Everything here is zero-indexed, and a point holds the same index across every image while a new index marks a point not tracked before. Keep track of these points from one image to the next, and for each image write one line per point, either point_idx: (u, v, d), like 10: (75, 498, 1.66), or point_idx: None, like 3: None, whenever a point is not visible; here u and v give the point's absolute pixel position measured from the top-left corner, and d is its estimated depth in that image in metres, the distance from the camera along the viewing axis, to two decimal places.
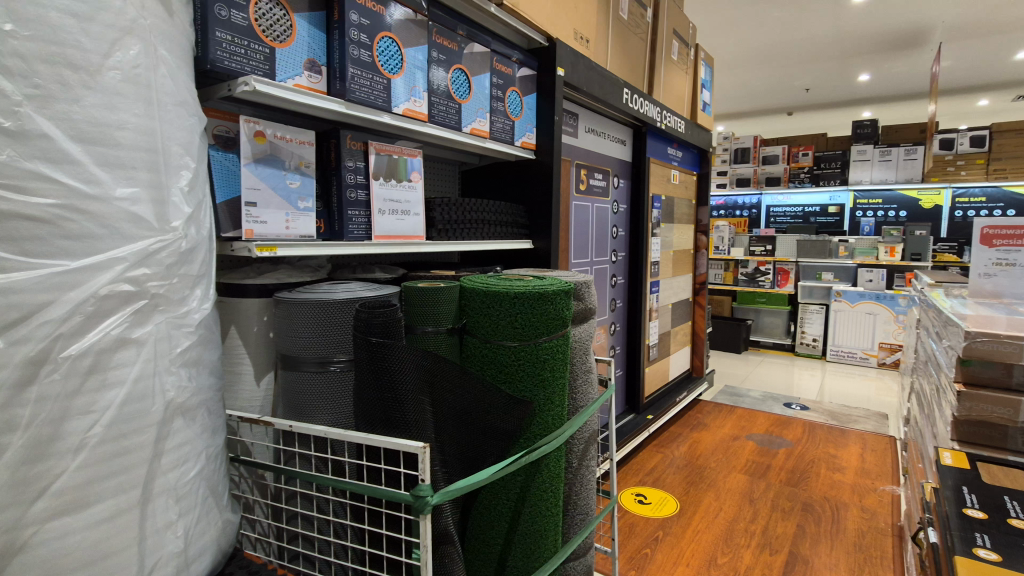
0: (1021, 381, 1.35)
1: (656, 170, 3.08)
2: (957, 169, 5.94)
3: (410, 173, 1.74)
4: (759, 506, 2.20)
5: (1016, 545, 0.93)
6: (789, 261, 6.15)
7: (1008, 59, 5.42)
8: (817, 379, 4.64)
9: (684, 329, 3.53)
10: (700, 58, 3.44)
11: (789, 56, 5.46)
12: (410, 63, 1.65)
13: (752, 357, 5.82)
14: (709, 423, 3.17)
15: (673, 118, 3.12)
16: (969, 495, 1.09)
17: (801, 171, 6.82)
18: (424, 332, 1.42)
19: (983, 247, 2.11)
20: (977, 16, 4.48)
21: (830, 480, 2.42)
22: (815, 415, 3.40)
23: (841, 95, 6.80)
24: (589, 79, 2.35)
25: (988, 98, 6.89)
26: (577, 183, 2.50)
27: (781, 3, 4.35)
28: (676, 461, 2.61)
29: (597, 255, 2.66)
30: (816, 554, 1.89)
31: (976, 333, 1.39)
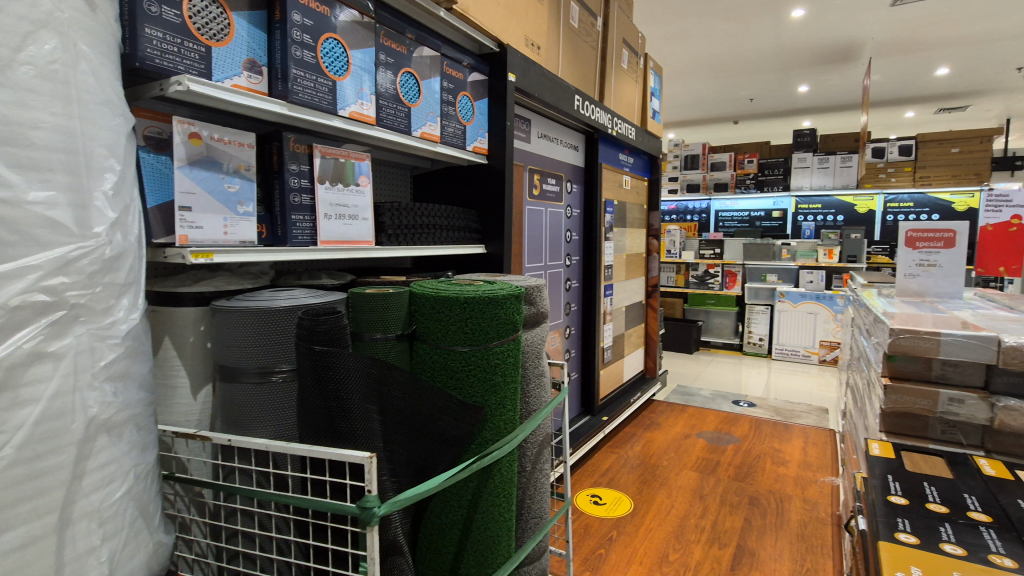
0: (940, 373, 1.45)
1: (608, 175, 3.14)
2: (888, 176, 6.30)
3: (358, 177, 1.70)
4: (708, 501, 2.27)
5: (934, 528, 0.98)
6: (736, 263, 6.38)
7: (931, 74, 5.83)
8: (763, 376, 4.83)
9: (638, 330, 3.61)
10: (649, 67, 3.54)
11: (734, 67, 5.70)
12: (356, 66, 1.63)
13: (703, 357, 6.02)
14: (662, 422, 3.25)
15: (624, 124, 3.19)
16: (894, 482, 1.15)
17: (747, 178, 7.10)
18: (373, 338, 1.39)
19: (908, 250, 2.26)
20: (901, 34, 4.79)
21: (774, 474, 2.52)
22: (762, 412, 3.54)
23: (782, 105, 7.14)
24: (540, 85, 2.38)
25: (914, 111, 7.39)
26: (530, 188, 2.52)
27: (724, 17, 4.53)
28: (630, 461, 2.66)
29: (551, 259, 2.69)
30: (762, 546, 1.95)
31: (899, 330, 1.48)
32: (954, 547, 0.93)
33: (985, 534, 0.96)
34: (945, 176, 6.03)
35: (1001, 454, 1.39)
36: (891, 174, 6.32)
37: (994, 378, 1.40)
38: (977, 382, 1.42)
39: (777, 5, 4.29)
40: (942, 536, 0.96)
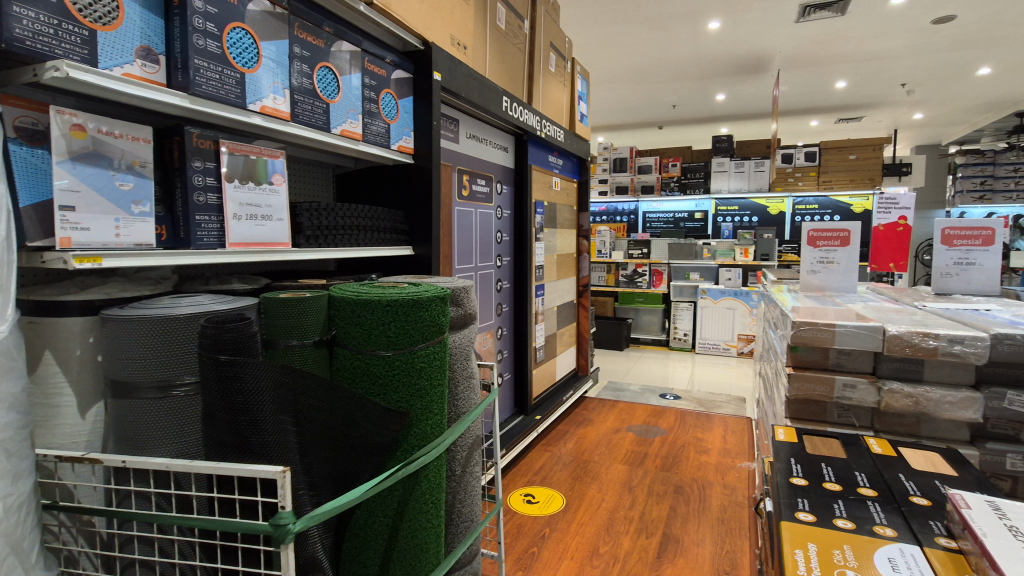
0: (836, 361, 1.57)
1: (538, 177, 3.17)
2: (796, 180, 6.73)
3: (271, 175, 1.61)
4: (636, 492, 2.34)
5: (829, 505, 1.06)
6: (662, 262, 6.65)
7: (831, 86, 6.34)
8: (687, 369, 5.08)
9: (570, 329, 3.68)
10: (577, 72, 3.62)
11: (657, 74, 5.94)
12: (267, 58, 1.54)
13: (633, 353, 6.23)
14: (593, 418, 3.32)
15: (552, 127, 3.24)
16: (796, 465, 1.23)
17: (672, 181, 7.43)
18: (288, 346, 1.32)
19: (810, 247, 2.45)
20: (805, 48, 5.17)
21: (697, 462, 2.65)
22: (686, 404, 3.70)
23: (702, 112, 7.52)
24: (467, 84, 2.36)
25: (817, 120, 8.02)
26: (459, 189, 2.49)
27: (647, 26, 4.71)
28: (563, 458, 2.70)
29: (481, 260, 2.67)
30: (686, 532, 2.04)
31: (800, 323, 1.59)
32: (844, 522, 1.00)
33: (871, 508, 1.04)
34: (844, 180, 6.56)
35: (888, 434, 1.52)
36: (798, 178, 6.75)
37: (881, 364, 1.53)
38: (867, 367, 1.55)
39: (694, 17, 4.52)
40: (835, 512, 1.03)
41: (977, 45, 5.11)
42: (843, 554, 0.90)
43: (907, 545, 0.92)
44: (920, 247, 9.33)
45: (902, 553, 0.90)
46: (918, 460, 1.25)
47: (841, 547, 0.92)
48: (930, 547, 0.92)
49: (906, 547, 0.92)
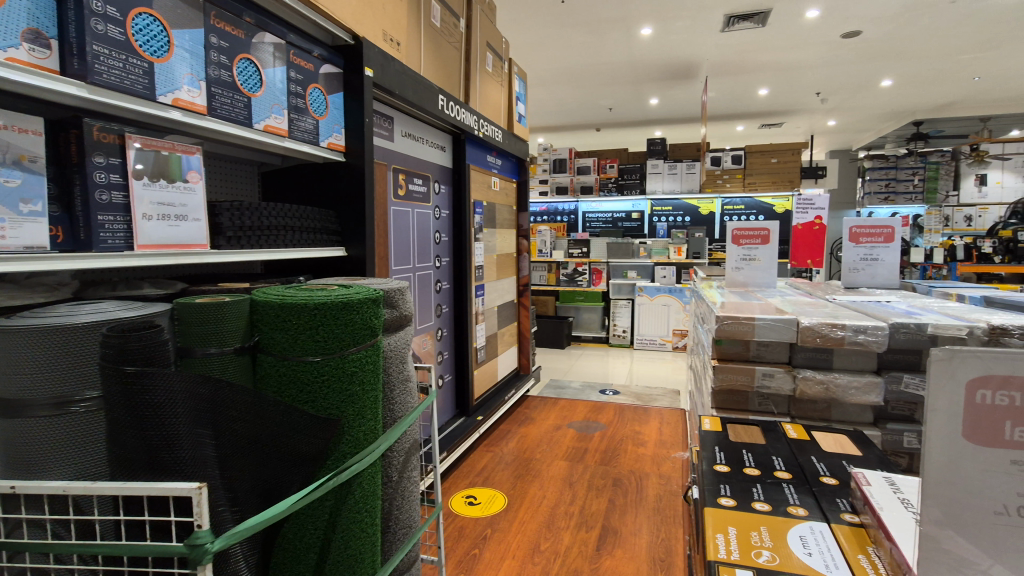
0: (756, 352, 1.67)
1: (476, 176, 3.16)
2: (724, 182, 7.08)
3: (187, 172, 1.51)
4: (577, 487, 2.38)
5: (747, 489, 1.11)
6: (601, 261, 6.81)
7: (754, 93, 6.72)
8: (626, 365, 5.22)
9: (511, 329, 3.69)
10: (514, 72, 3.63)
11: (594, 77, 6.08)
12: (180, 48, 1.44)
13: (574, 351, 6.34)
14: (535, 416, 3.35)
15: (490, 126, 3.23)
16: (719, 452, 1.29)
17: (609, 182, 7.63)
18: (205, 354, 1.23)
19: (734, 245, 2.59)
20: (730, 56, 5.44)
21: (635, 454, 2.73)
22: (624, 398, 3.81)
23: (637, 115, 7.77)
24: (401, 81, 2.31)
25: (743, 125, 8.48)
26: (395, 188, 2.44)
27: (582, 29, 4.80)
28: (505, 457, 2.70)
29: (419, 261, 2.63)
30: (623, 523, 2.10)
31: (723, 317, 1.66)
32: (762, 504, 1.06)
33: (786, 490, 1.11)
34: (767, 183, 6.96)
35: (802, 419, 1.63)
36: (726, 180, 7.11)
37: (796, 354, 1.64)
38: (784, 358, 1.65)
39: (627, 22, 4.66)
40: (754, 496, 1.09)
41: (880, 58, 5.57)
42: (761, 536, 0.95)
43: (817, 523, 0.99)
44: (834, 244, 10.07)
45: (812, 530, 0.96)
46: (828, 443, 1.34)
47: (758, 529, 0.97)
48: (836, 523, 0.98)
49: (817, 525, 0.98)
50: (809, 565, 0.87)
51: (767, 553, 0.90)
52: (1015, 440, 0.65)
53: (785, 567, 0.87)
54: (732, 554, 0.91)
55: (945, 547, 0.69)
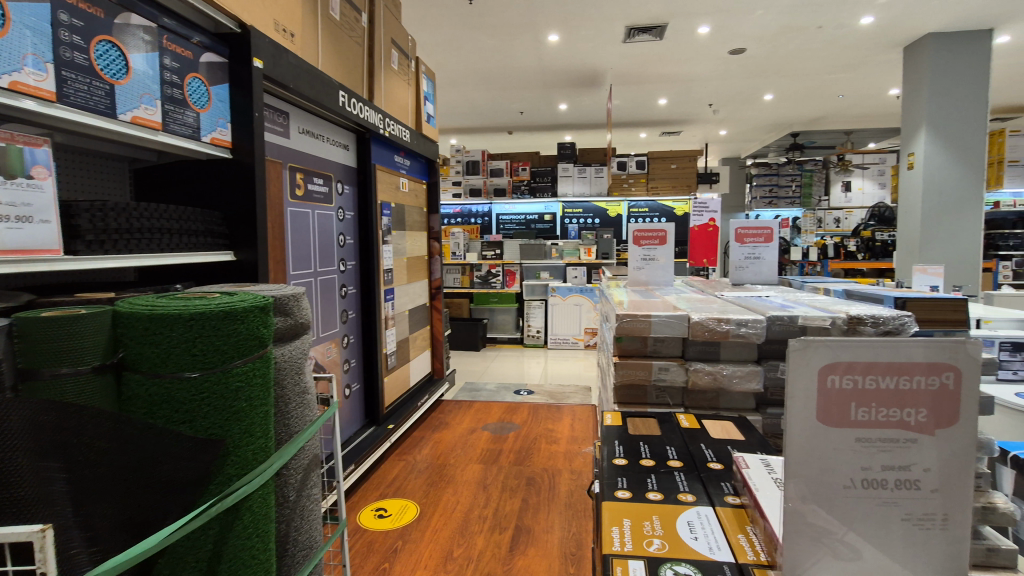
0: (653, 348, 1.75)
1: (383, 177, 3.06)
2: (629, 186, 7.43)
3: (31, 167, 1.29)
4: (490, 490, 2.37)
5: (641, 480, 1.16)
6: (514, 263, 6.91)
7: (655, 102, 7.12)
8: (540, 365, 5.31)
9: (423, 333, 3.62)
10: (421, 71, 3.56)
11: (504, 80, 6.13)
12: (19, 23, 1.22)
13: (489, 353, 6.36)
14: (449, 421, 3.30)
15: (397, 126, 3.13)
16: (619, 446, 1.34)
17: (522, 184, 7.73)
18: (56, 375, 0.95)
19: (635, 246, 2.71)
20: (631, 66, 5.72)
21: (548, 452, 2.77)
22: (538, 397, 3.87)
23: (547, 119, 7.95)
24: (295, 75, 2.17)
25: (645, 132, 8.97)
26: (292, 188, 2.30)
27: (489, 32, 4.82)
28: (418, 465, 2.63)
29: (321, 265, 2.50)
30: (537, 522, 2.11)
31: (622, 315, 1.72)
32: (655, 494, 1.10)
33: (676, 478, 1.17)
34: (668, 187, 7.39)
35: (695, 409, 1.73)
36: (631, 184, 7.46)
37: (688, 348, 1.74)
38: (677, 351, 1.75)
39: (534, 28, 4.74)
40: (648, 486, 1.13)
41: (762, 74, 6.12)
42: (652, 525, 0.99)
43: (703, 507, 1.04)
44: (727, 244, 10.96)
45: (698, 515, 1.02)
46: (716, 430, 1.43)
47: (650, 519, 1.01)
48: (721, 506, 1.05)
49: (702, 510, 1.04)
50: (695, 550, 0.91)
51: (658, 541, 0.94)
52: (861, 419, 0.72)
53: (674, 554, 0.90)
54: (627, 545, 0.93)
55: (810, 520, 0.74)
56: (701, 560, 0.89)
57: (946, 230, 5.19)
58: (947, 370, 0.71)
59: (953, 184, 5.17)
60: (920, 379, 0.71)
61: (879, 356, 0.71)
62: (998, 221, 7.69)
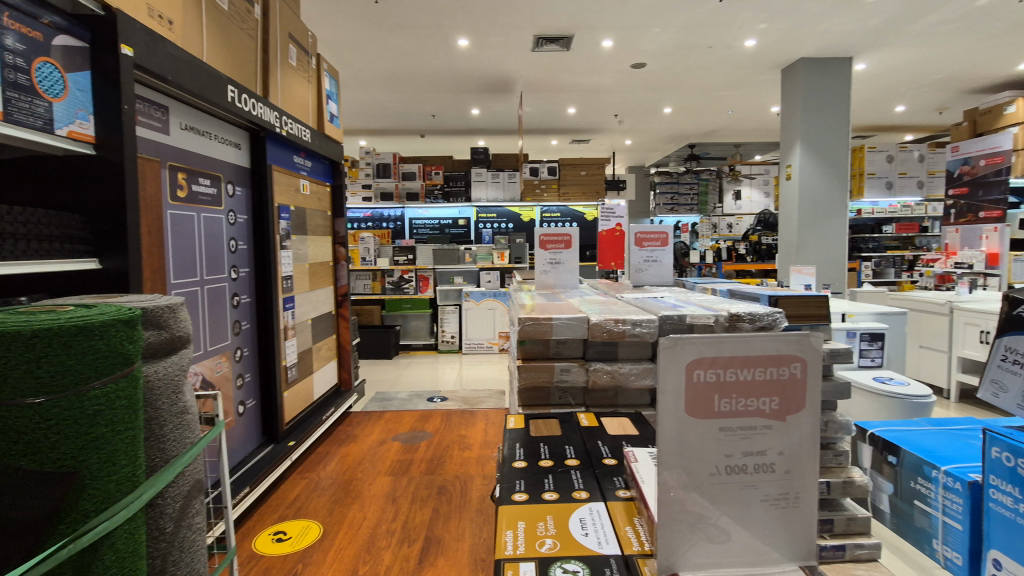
0: (555, 350, 1.79)
1: (281, 179, 2.89)
2: (541, 191, 7.60)
3: None
4: (399, 502, 2.30)
5: (537, 481, 1.17)
6: (427, 269, 6.85)
7: (564, 110, 7.34)
8: (455, 371, 5.26)
9: (328, 343, 3.45)
10: (323, 69, 3.41)
11: (415, 82, 6.04)
12: None
13: (402, 360, 6.21)
14: (358, 434, 3.17)
15: (296, 124, 2.96)
16: (519, 449, 1.35)
17: (435, 188, 7.65)
18: None
19: (541, 250, 2.77)
20: (540, 74, 5.85)
21: (460, 459, 2.74)
22: (451, 404, 3.82)
23: (459, 123, 7.94)
24: (174, 67, 1.99)
25: (556, 139, 9.23)
26: (172, 189, 2.10)
27: (397, 33, 4.73)
28: (323, 483, 2.50)
29: (209, 273, 2.31)
30: (447, 531, 2.08)
31: (525, 319, 1.74)
32: (550, 493, 1.12)
33: (572, 476, 1.19)
34: (578, 193, 7.65)
35: (595, 408, 1.78)
36: (543, 190, 7.63)
37: (588, 348, 1.79)
38: (578, 352, 1.80)
39: (443, 31, 4.71)
40: (545, 486, 1.14)
41: (661, 88, 6.51)
42: (545, 525, 1.00)
43: (595, 503, 1.07)
44: None
45: (591, 512, 1.04)
46: (613, 427, 1.49)
47: (544, 519, 1.02)
48: (612, 501, 1.08)
49: (594, 506, 1.06)
50: (585, 546, 0.93)
51: (550, 541, 0.95)
52: (723, 409, 0.77)
53: (565, 552, 0.92)
54: (519, 548, 0.93)
55: (688, 507, 0.78)
56: (590, 556, 0.91)
57: (818, 234, 5.81)
58: (794, 360, 0.78)
59: (824, 194, 5.80)
60: (773, 370, 0.78)
61: (737, 350, 0.76)
62: (860, 226, 8.75)
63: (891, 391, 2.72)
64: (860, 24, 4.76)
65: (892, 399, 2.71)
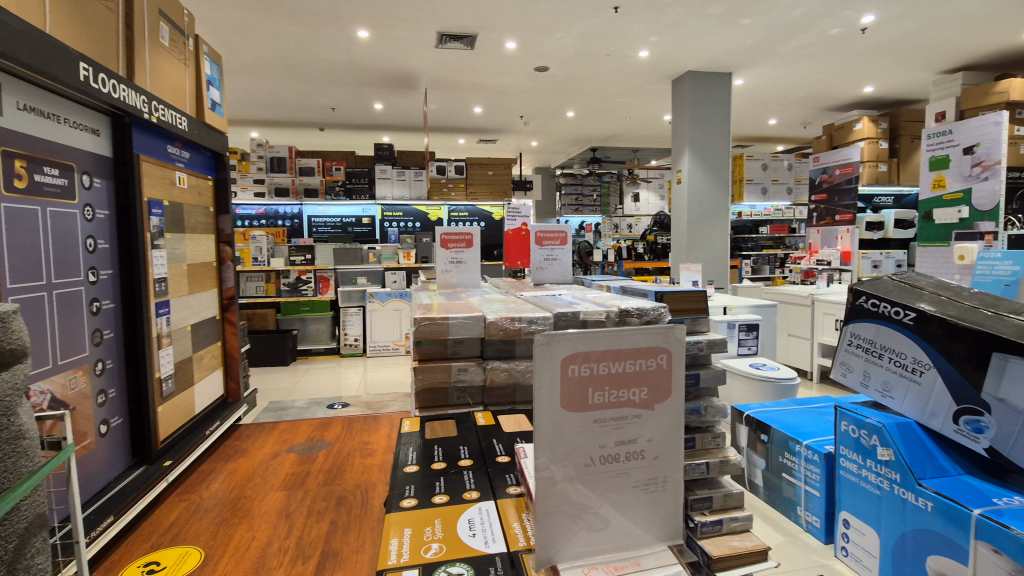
0: (452, 349, 1.77)
1: (152, 171, 2.60)
2: (448, 190, 7.55)
3: None
4: (294, 518, 2.14)
5: (428, 485, 1.15)
6: (327, 269, 6.53)
7: (470, 109, 7.34)
8: (358, 375, 5.07)
9: (211, 351, 3.17)
10: (203, 52, 3.12)
11: (312, 72, 5.73)
12: None
13: (300, 367, 5.88)
14: (247, 449, 2.92)
15: (169, 111, 2.67)
16: (410, 453, 1.31)
17: (336, 185, 7.30)
18: None
19: (443, 249, 2.73)
20: (445, 72, 5.80)
21: (363, 466, 2.61)
22: (353, 410, 3.67)
23: (361, 118, 7.66)
24: (13, 39, 1.68)
25: (463, 138, 9.21)
26: (9, 179, 1.81)
27: (288, 18, 4.45)
28: (207, 504, 2.29)
29: (59, 277, 2.02)
30: (346, 543, 1.96)
31: (420, 319, 1.71)
32: (440, 497, 1.10)
33: (464, 477, 1.19)
34: (486, 193, 7.69)
35: (493, 405, 1.80)
36: (450, 189, 7.62)
37: (486, 347, 1.79)
38: (476, 351, 1.79)
39: (341, 21, 4.51)
40: (435, 490, 1.12)
41: (563, 92, 6.73)
42: (433, 530, 0.98)
43: (485, 502, 1.07)
44: None
45: (480, 511, 1.04)
46: (508, 424, 1.50)
47: (432, 523, 1.00)
48: (502, 499, 1.09)
49: (484, 505, 1.06)
50: (471, 547, 0.93)
51: (436, 546, 0.93)
52: (596, 402, 0.80)
53: (450, 555, 0.91)
54: (403, 556, 0.90)
55: (571, 498, 0.80)
56: (476, 556, 0.90)
57: (704, 234, 6.31)
58: (661, 352, 0.82)
59: (710, 198, 6.31)
60: (642, 362, 0.82)
61: (609, 344, 0.79)
62: (740, 227, 9.64)
63: (764, 375, 3.01)
64: (739, 42, 5.22)
65: (765, 382, 2.99)
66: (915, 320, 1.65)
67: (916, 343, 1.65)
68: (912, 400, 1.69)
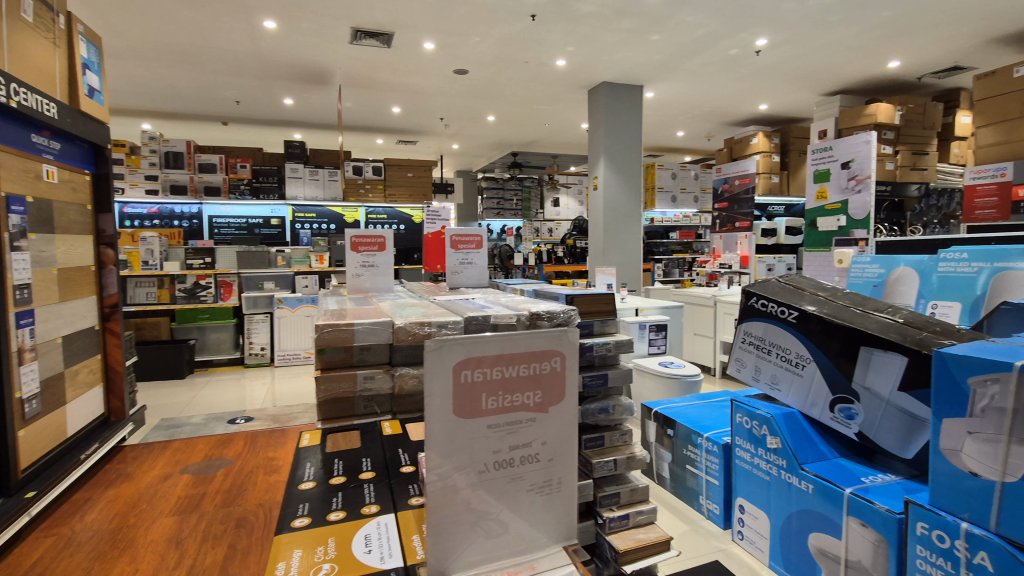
0: (359, 357, 1.72)
1: (10, 162, 2.29)
2: (366, 192, 7.34)
3: None
4: (186, 544, 1.85)
5: (323, 503, 1.09)
6: (229, 273, 6.06)
7: (387, 109, 7.18)
8: (265, 386, 4.77)
9: (89, 366, 2.85)
10: (77, 32, 2.81)
11: (212, 62, 5.33)
12: None
13: (199, 379, 5.45)
14: (134, 469, 2.49)
15: (35, 95, 2.35)
16: (307, 469, 1.25)
17: (241, 183, 6.81)
18: None
19: (353, 252, 2.64)
20: (360, 69, 5.62)
21: (268, 484, 2.31)
22: (258, 424, 3.43)
23: (270, 113, 7.24)
24: None
25: (381, 138, 8.98)
26: None
27: (182, 2, 4.11)
28: (81, 538, 1.95)
29: None
30: (246, 567, 1.69)
31: (323, 326, 1.64)
32: (336, 514, 1.05)
33: (365, 491, 1.14)
34: (405, 195, 7.54)
35: (402, 413, 1.80)
36: (368, 190, 7.39)
37: (395, 354, 1.75)
38: (385, 358, 1.75)
39: (244, 9, 4.24)
40: (332, 506, 1.07)
41: (483, 96, 6.74)
42: (325, 549, 0.93)
43: (385, 516, 1.04)
44: None
45: (378, 526, 1.00)
46: (416, 433, 1.47)
47: (325, 542, 0.95)
48: (402, 511, 1.06)
49: (383, 519, 1.03)
50: (365, 565, 0.89)
51: (327, 566, 0.88)
52: (491, 407, 0.80)
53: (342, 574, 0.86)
54: None
55: (471, 505, 0.80)
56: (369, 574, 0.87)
57: (619, 239, 6.59)
58: (555, 354, 0.84)
59: (623, 204, 6.59)
60: (536, 365, 0.82)
61: (504, 348, 0.79)
62: (653, 232, 10.15)
63: (671, 372, 3.18)
64: (649, 56, 5.49)
65: (673, 379, 3.16)
66: (798, 318, 1.80)
67: (799, 338, 1.81)
68: (796, 392, 1.86)
